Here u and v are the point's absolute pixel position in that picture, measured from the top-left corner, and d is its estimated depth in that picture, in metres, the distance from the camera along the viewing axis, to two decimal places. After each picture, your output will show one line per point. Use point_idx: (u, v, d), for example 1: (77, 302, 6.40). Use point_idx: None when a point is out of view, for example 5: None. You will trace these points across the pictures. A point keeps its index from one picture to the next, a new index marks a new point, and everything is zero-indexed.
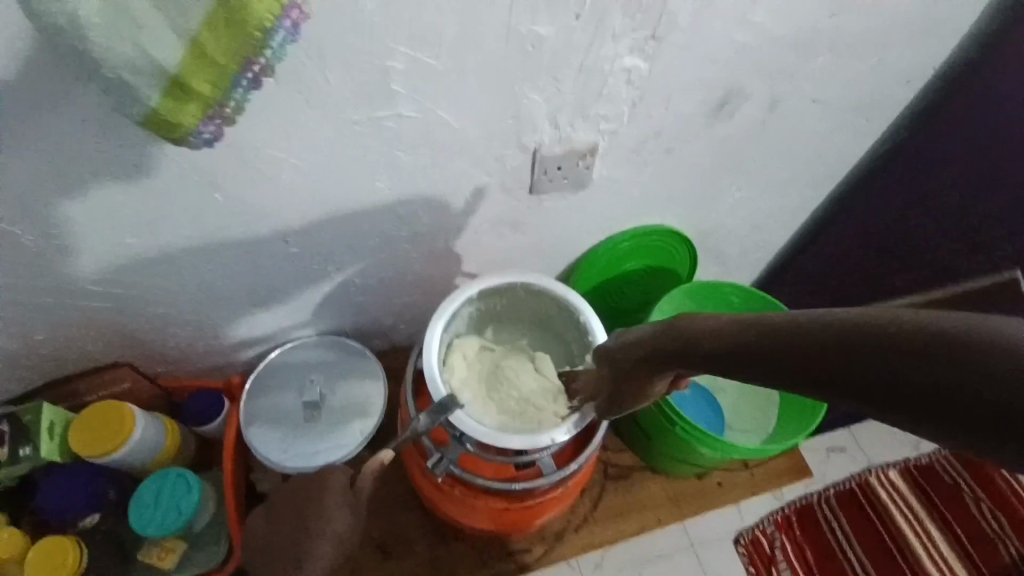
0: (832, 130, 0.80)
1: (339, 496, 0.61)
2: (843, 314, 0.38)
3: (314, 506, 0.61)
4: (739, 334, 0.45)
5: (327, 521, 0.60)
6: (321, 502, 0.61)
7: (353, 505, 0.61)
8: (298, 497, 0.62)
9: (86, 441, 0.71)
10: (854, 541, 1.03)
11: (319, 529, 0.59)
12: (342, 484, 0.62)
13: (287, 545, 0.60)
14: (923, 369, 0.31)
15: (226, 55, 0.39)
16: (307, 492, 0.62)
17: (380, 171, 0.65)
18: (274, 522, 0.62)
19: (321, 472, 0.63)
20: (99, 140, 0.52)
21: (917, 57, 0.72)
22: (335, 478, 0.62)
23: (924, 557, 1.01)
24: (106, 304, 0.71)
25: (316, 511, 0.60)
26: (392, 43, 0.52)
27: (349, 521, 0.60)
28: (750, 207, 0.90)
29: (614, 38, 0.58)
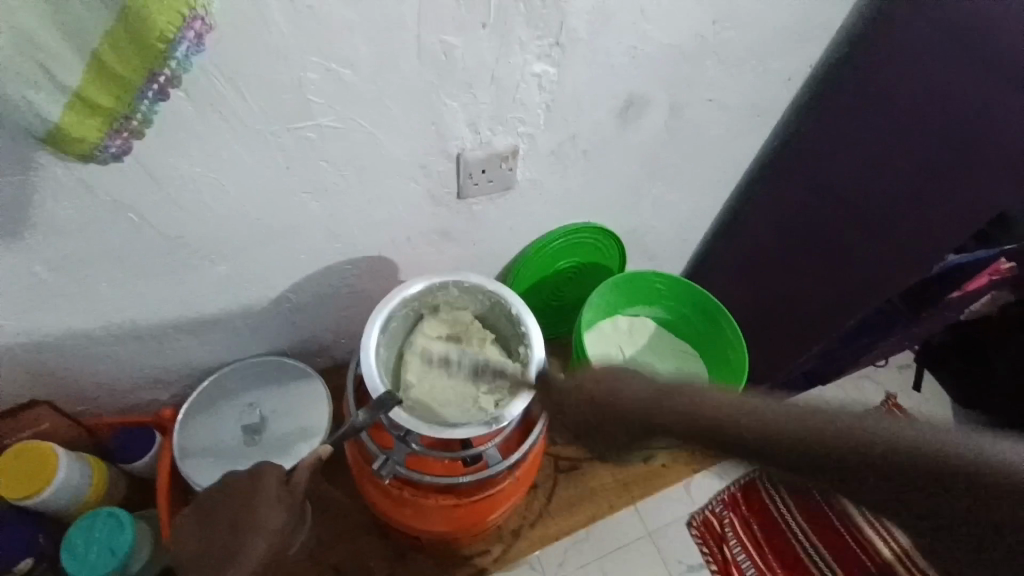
0: (733, 126, 0.88)
1: (272, 491, 0.59)
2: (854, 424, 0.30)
3: (247, 504, 0.59)
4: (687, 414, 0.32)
5: (262, 513, 0.58)
6: (255, 499, 0.59)
7: (288, 500, 0.60)
8: (231, 498, 0.60)
9: (4, 488, 0.67)
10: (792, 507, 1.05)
11: (251, 530, 0.57)
12: (277, 479, 0.60)
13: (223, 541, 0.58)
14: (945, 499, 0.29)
15: (130, 69, 0.39)
16: (241, 493, 0.60)
17: (305, 184, 0.65)
18: (206, 530, 0.60)
19: (255, 471, 0.61)
20: (3, 166, 0.50)
21: (795, 54, 0.81)
22: (269, 475, 0.60)
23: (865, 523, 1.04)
24: (18, 341, 0.67)
25: (248, 510, 0.58)
26: (304, 55, 0.53)
27: (284, 514, 0.59)
28: (669, 201, 0.96)
29: (521, 46, 0.61)
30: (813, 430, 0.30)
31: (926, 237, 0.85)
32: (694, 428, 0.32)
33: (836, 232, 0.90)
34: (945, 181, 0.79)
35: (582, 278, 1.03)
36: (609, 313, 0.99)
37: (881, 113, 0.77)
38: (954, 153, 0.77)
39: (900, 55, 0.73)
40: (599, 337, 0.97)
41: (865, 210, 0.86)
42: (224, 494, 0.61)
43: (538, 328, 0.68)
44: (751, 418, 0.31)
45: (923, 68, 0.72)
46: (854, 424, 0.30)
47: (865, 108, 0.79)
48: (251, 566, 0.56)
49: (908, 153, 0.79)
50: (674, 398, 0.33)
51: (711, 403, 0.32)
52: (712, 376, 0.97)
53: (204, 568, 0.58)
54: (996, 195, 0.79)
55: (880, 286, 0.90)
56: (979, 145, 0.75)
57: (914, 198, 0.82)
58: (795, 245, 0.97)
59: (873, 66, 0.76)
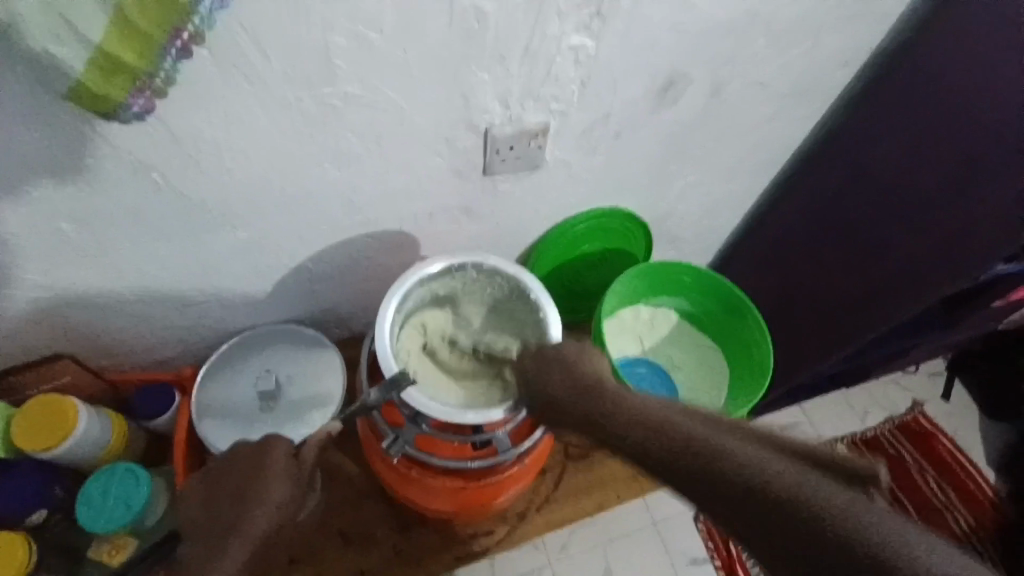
0: (774, 114, 0.83)
1: (281, 464, 0.59)
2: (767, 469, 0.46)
3: (256, 475, 0.59)
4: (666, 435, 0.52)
5: (269, 484, 0.58)
6: (264, 471, 0.59)
7: (294, 473, 0.59)
8: (240, 468, 0.60)
9: (29, 436, 0.69)
10: None
11: (256, 494, 0.57)
12: (286, 452, 0.60)
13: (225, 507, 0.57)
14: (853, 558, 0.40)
15: (152, 24, 0.40)
16: (250, 464, 0.60)
17: (329, 151, 0.64)
18: (210, 493, 0.59)
19: (266, 441, 0.61)
20: (29, 118, 0.49)
21: (852, 38, 0.76)
22: (279, 449, 0.60)
23: None
24: (43, 294, 0.68)
25: (256, 481, 0.58)
26: (334, 16, 0.51)
27: (290, 489, 0.58)
28: (702, 189, 0.93)
29: (559, 17, 0.58)
30: (754, 492, 0.45)
31: (913, 258, 0.81)
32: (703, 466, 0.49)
33: (871, 231, 0.86)
34: (957, 202, 0.74)
35: (605, 263, 1.00)
36: (630, 300, 0.97)
37: (927, 107, 0.77)
38: (1001, 143, 0.69)
39: (958, 50, 0.73)
40: (618, 326, 0.97)
41: (903, 209, 0.81)
42: (232, 464, 0.61)
43: (558, 319, 0.67)
44: (756, 487, 0.45)
45: (979, 59, 0.71)
46: (786, 483, 0.45)
47: (909, 113, 0.79)
48: (251, 534, 0.56)
49: (932, 159, 0.77)
50: (718, 459, 0.48)
51: (699, 440, 0.50)
52: (733, 372, 0.94)
53: (207, 531, 0.58)
54: (997, 211, 0.70)
55: (887, 305, 0.85)
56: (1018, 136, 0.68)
57: (936, 210, 0.77)
58: (831, 244, 0.93)
59: (930, 60, 0.76)
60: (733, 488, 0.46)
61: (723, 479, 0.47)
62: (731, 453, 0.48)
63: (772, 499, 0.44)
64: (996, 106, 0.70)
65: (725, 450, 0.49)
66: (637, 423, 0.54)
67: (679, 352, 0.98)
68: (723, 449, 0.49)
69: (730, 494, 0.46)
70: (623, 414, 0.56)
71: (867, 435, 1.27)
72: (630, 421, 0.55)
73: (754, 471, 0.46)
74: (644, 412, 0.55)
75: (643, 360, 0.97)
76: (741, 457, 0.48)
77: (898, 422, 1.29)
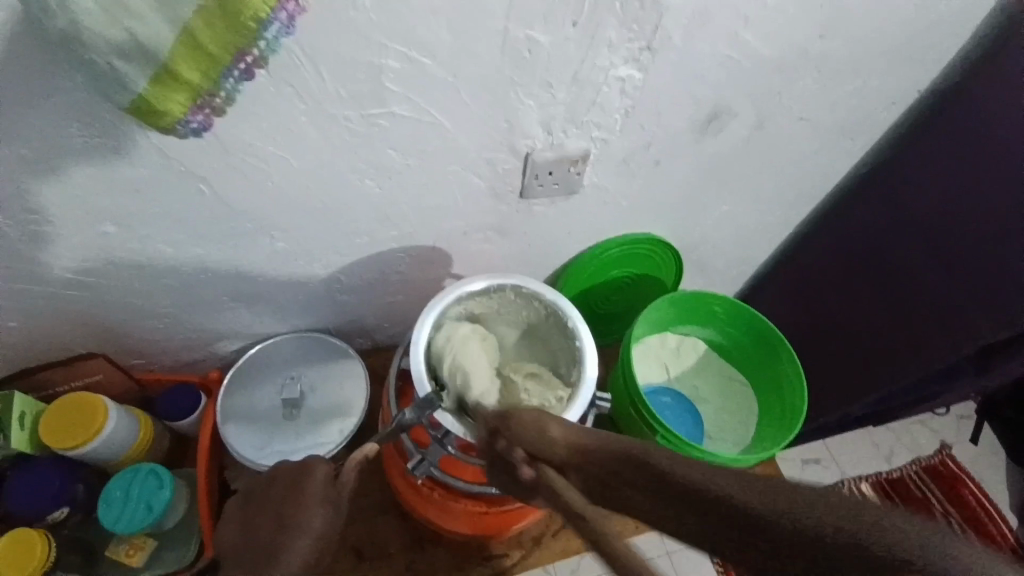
0: (816, 149, 0.82)
1: (320, 490, 0.58)
2: None
3: (296, 500, 0.58)
4: None
5: (306, 512, 0.56)
6: (301, 494, 0.58)
7: (333, 499, 0.58)
8: (279, 492, 0.59)
9: (55, 434, 0.70)
10: None
11: (294, 524, 0.56)
12: (324, 476, 0.59)
13: (266, 532, 0.57)
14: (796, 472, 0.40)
15: (219, 46, 0.38)
16: (289, 488, 0.59)
17: (370, 168, 0.64)
18: (250, 516, 0.60)
19: (305, 464, 0.61)
20: (87, 124, 0.50)
21: (902, 79, 0.75)
22: (317, 473, 0.59)
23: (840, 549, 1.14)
24: (84, 293, 0.69)
25: (295, 507, 0.57)
26: (389, 40, 0.51)
27: (328, 516, 0.57)
28: (737, 220, 0.91)
29: (610, 49, 0.58)
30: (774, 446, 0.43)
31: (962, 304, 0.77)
32: None
33: (913, 276, 0.83)
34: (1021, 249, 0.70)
35: (633, 288, 0.99)
36: (658, 328, 0.95)
37: (978, 158, 0.75)
38: None
39: (1017, 94, 0.71)
40: (644, 353, 0.95)
41: (949, 255, 0.78)
42: (274, 482, 0.61)
43: (592, 348, 0.66)
44: None
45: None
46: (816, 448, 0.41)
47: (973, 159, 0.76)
48: (289, 569, 0.54)
49: (995, 205, 0.73)
50: None
51: None
52: (761, 409, 0.92)
53: (242, 562, 0.56)
54: None
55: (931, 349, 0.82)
56: None
57: (995, 253, 0.73)
58: (869, 285, 0.91)
59: (985, 108, 0.74)
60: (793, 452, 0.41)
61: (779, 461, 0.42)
62: None
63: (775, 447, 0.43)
64: None
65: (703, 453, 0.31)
66: None
67: (704, 383, 0.96)
68: None
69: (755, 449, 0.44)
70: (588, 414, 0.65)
71: (891, 475, 1.25)
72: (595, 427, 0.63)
73: None
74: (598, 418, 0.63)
75: (668, 390, 0.95)
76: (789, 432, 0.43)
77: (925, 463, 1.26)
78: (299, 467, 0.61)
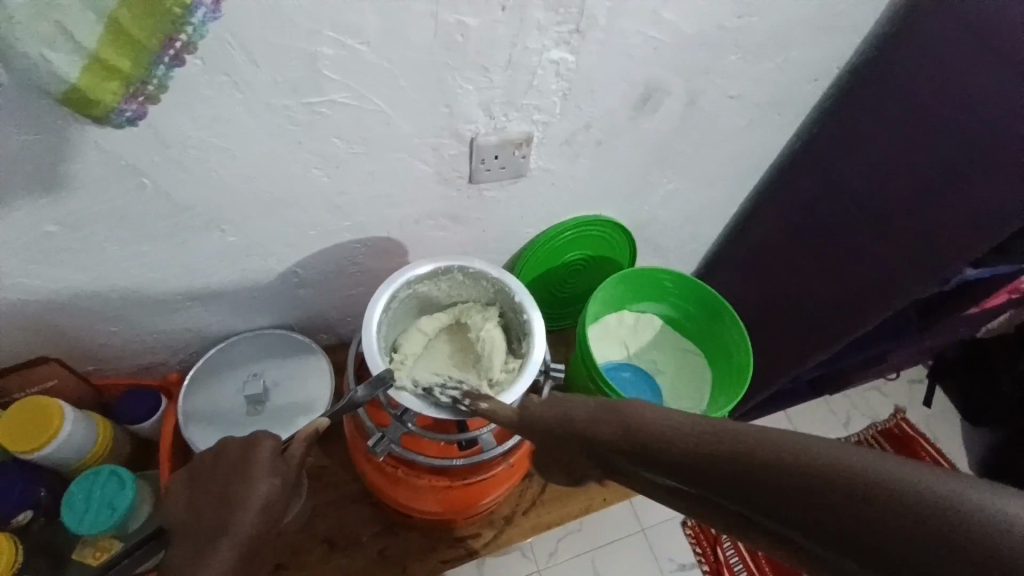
0: (749, 126, 0.86)
1: (267, 460, 0.60)
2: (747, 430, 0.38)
3: (242, 473, 0.59)
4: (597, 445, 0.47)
5: (252, 483, 0.58)
6: (247, 467, 0.60)
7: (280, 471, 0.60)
8: (225, 465, 0.61)
9: (10, 440, 0.69)
10: None
11: (240, 493, 0.58)
12: (271, 449, 0.61)
13: (213, 509, 0.58)
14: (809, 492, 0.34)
15: (146, 32, 0.39)
16: (236, 461, 0.60)
17: (317, 158, 0.65)
18: (196, 491, 0.61)
19: (250, 440, 0.62)
20: (22, 123, 0.51)
21: (822, 54, 0.79)
22: (264, 445, 0.61)
23: None
24: (31, 298, 0.68)
25: (242, 479, 0.59)
26: (322, 27, 0.53)
27: (273, 485, 0.59)
28: (683, 198, 0.95)
29: (540, 31, 0.61)
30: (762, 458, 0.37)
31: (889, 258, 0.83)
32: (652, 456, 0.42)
33: (846, 237, 0.89)
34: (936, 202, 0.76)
35: (589, 270, 1.02)
36: (615, 307, 0.99)
37: (904, 124, 0.78)
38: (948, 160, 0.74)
39: (920, 59, 0.76)
40: (604, 332, 0.99)
41: (879, 217, 0.84)
42: (219, 461, 0.61)
43: (541, 321, 0.68)
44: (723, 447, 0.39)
45: (935, 75, 0.74)
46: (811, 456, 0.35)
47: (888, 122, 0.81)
48: (240, 535, 0.56)
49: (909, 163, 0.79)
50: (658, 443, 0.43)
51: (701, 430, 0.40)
52: (714, 376, 0.96)
53: (193, 536, 0.57)
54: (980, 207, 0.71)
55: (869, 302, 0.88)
56: (972, 140, 0.71)
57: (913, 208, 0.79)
58: (806, 252, 0.96)
59: (896, 75, 0.79)
60: (790, 471, 0.35)
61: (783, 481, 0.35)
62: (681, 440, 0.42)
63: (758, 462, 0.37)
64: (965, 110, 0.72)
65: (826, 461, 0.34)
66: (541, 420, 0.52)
67: (661, 355, 1.00)
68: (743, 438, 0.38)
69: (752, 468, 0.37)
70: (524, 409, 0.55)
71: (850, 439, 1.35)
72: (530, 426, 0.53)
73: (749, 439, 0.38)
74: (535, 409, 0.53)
75: (628, 365, 0.98)
76: (782, 441, 0.36)
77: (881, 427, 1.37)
78: (245, 444, 0.62)
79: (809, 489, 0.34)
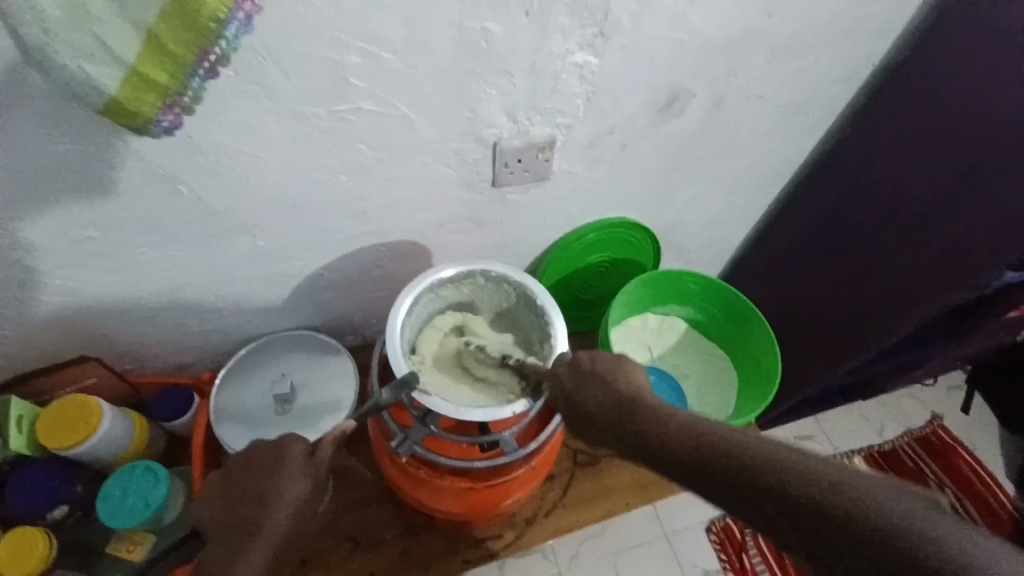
0: (778, 126, 0.84)
1: (297, 464, 0.61)
2: (756, 442, 0.46)
3: (273, 473, 0.61)
4: (622, 422, 0.54)
5: (283, 487, 0.60)
6: (279, 470, 0.61)
7: (311, 474, 0.62)
8: (255, 464, 0.62)
9: (51, 435, 0.72)
10: None
11: (272, 498, 0.59)
12: (302, 453, 0.62)
13: (244, 510, 0.60)
14: (793, 499, 0.41)
15: (182, 47, 0.40)
16: (266, 461, 0.62)
17: (343, 164, 0.67)
18: (225, 487, 0.61)
19: (279, 441, 0.64)
20: (66, 132, 0.53)
21: (856, 51, 0.77)
22: (294, 448, 0.62)
23: None
24: (74, 299, 0.71)
25: (273, 479, 0.60)
26: (349, 36, 0.54)
27: (304, 489, 0.61)
28: (709, 200, 0.94)
29: (564, 35, 0.61)
30: (763, 467, 0.44)
31: (924, 264, 0.80)
32: (705, 457, 0.47)
33: (877, 241, 0.87)
34: (972, 207, 0.73)
35: (612, 273, 1.02)
36: (638, 310, 0.98)
37: (936, 126, 0.76)
38: (986, 161, 0.71)
39: (952, 57, 0.73)
40: (627, 334, 0.96)
41: (909, 223, 0.81)
42: (247, 462, 0.62)
43: (563, 325, 0.68)
44: (730, 443, 0.47)
45: (968, 76, 0.72)
46: (796, 463, 0.43)
47: (915, 123, 0.79)
48: (273, 535, 0.58)
49: (942, 165, 0.76)
50: (697, 436, 0.49)
51: (726, 438, 0.47)
52: (740, 381, 0.95)
53: (223, 533, 0.59)
54: (1015, 212, 0.68)
55: (901, 309, 0.85)
56: (1011, 142, 0.68)
57: (949, 212, 0.76)
58: (837, 254, 0.93)
59: (926, 74, 0.77)
60: (804, 497, 0.41)
61: (776, 482, 0.42)
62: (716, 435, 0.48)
63: (758, 464, 0.44)
64: (1001, 112, 0.69)
65: (799, 463, 0.43)
66: (602, 402, 0.57)
67: (686, 359, 0.98)
68: (749, 444, 0.46)
69: (757, 477, 0.43)
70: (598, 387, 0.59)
71: (884, 447, 1.30)
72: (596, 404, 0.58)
73: (767, 449, 0.45)
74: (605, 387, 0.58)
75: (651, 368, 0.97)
76: (837, 479, 0.41)
77: (916, 434, 1.31)
78: (275, 445, 0.63)
79: (803, 503, 0.41)
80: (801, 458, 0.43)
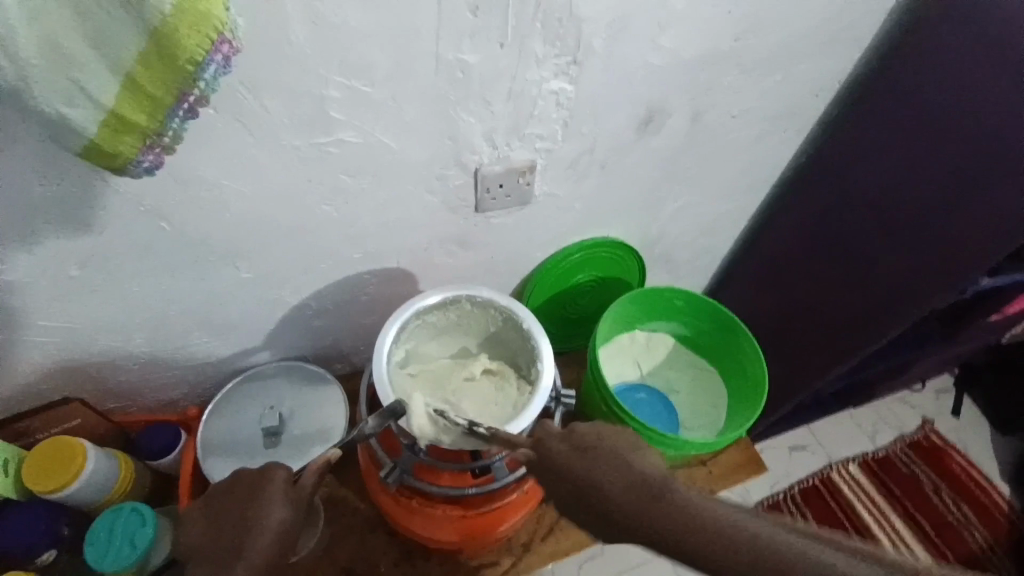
0: (753, 142, 0.86)
1: (279, 488, 0.61)
2: (797, 538, 0.37)
3: (255, 498, 0.60)
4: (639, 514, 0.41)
5: (266, 513, 0.59)
6: (261, 494, 0.60)
7: (294, 500, 0.61)
8: (238, 492, 0.62)
9: (35, 478, 0.71)
10: (810, 514, 1.25)
11: (254, 524, 0.58)
12: (285, 478, 0.62)
13: (225, 534, 0.58)
14: None
15: (162, 89, 0.41)
16: (249, 487, 0.62)
17: (327, 193, 0.67)
18: (209, 515, 0.61)
19: (264, 469, 0.63)
20: (49, 173, 0.53)
21: (823, 67, 0.79)
22: (278, 472, 0.62)
23: (878, 530, 1.25)
24: (57, 339, 0.70)
25: (255, 506, 0.59)
26: (330, 71, 0.55)
27: (286, 515, 0.59)
28: (692, 215, 0.96)
29: (539, 63, 0.62)
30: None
31: (904, 273, 0.82)
32: (732, 565, 0.37)
33: (860, 250, 0.89)
34: (949, 215, 0.76)
35: (600, 291, 1.03)
36: (626, 327, 0.99)
37: (915, 132, 0.79)
38: (960, 169, 0.74)
39: (923, 71, 0.77)
40: (616, 351, 0.98)
41: (893, 228, 0.83)
42: (232, 487, 0.62)
43: (548, 348, 0.69)
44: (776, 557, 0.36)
45: (938, 91, 0.76)
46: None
47: (894, 134, 0.82)
48: (253, 564, 0.56)
49: (919, 173, 0.79)
50: (727, 538, 0.38)
51: (769, 539, 0.37)
52: (729, 394, 0.95)
53: (204, 557, 0.58)
54: (991, 218, 0.71)
55: (884, 319, 0.86)
56: (987, 148, 0.72)
57: (925, 220, 0.79)
58: (821, 264, 0.96)
59: (901, 88, 0.80)
60: None
61: None
62: (764, 536, 0.37)
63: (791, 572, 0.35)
64: (976, 120, 0.73)
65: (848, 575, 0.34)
66: (622, 484, 0.43)
67: (676, 374, 0.99)
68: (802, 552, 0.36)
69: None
70: (608, 469, 0.45)
71: (878, 454, 1.32)
72: (618, 484, 0.43)
73: (806, 551, 0.36)
74: (630, 471, 0.44)
75: (642, 386, 0.98)
76: None
77: (909, 440, 1.33)
78: (258, 471, 0.63)
79: None
80: (845, 566, 0.34)
